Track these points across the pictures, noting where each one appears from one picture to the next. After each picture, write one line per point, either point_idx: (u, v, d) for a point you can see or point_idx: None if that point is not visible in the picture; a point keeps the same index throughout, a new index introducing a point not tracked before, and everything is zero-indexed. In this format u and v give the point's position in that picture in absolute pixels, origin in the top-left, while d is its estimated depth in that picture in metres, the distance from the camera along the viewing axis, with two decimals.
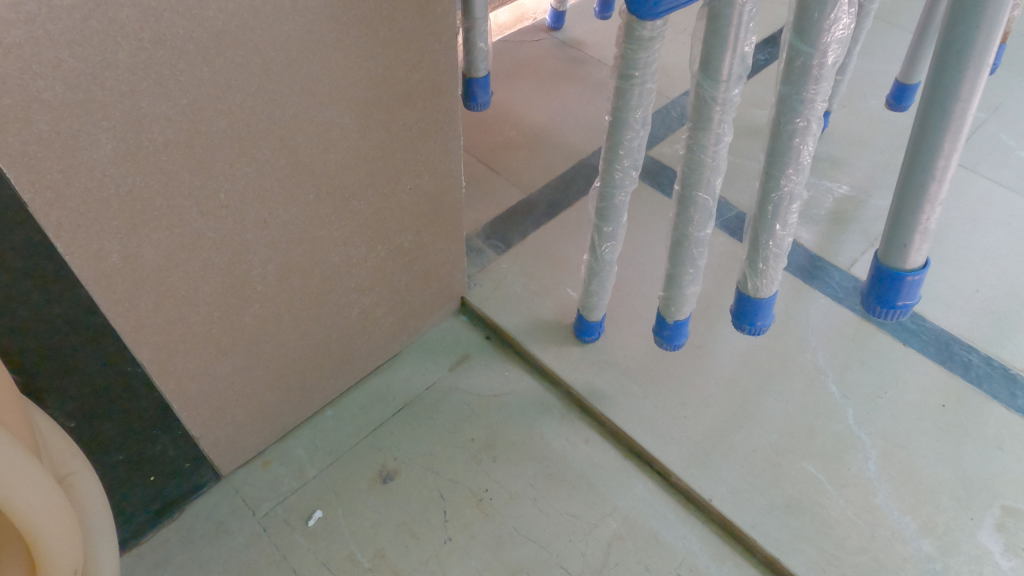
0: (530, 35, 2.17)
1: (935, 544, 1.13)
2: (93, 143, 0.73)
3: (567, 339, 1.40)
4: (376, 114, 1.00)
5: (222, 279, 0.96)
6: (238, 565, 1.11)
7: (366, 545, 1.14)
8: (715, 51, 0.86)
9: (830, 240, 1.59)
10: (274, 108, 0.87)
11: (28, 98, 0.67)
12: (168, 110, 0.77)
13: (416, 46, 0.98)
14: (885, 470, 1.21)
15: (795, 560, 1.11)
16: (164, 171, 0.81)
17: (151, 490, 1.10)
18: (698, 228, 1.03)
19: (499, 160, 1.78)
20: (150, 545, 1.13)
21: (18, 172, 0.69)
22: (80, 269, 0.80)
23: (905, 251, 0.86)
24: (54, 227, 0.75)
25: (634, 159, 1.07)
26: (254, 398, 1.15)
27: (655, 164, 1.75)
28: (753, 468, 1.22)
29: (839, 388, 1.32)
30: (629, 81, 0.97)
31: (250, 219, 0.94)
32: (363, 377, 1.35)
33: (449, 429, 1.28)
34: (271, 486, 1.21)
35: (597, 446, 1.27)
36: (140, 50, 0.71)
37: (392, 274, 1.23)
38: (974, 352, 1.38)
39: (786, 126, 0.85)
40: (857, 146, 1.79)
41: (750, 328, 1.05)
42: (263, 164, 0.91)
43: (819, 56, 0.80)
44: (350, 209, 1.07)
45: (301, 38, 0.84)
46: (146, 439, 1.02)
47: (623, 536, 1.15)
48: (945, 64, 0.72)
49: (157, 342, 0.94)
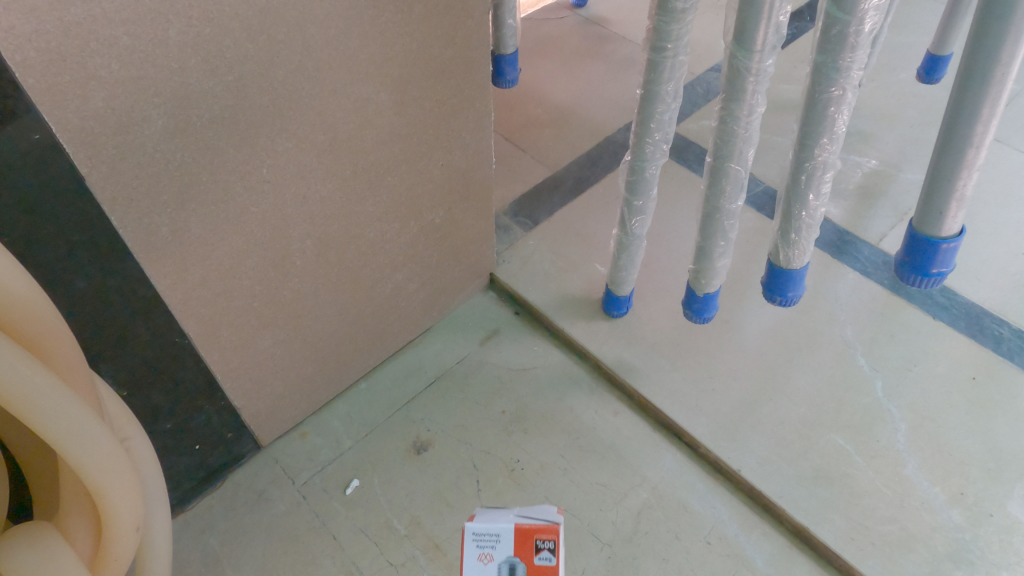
0: (555, 13, 2.16)
1: (965, 515, 1.14)
2: (144, 120, 0.76)
3: (595, 314, 1.41)
4: (410, 91, 1.01)
5: (264, 254, 0.99)
6: (281, 532, 1.16)
7: (402, 513, 1.17)
8: (751, 20, 0.86)
9: (859, 215, 1.58)
10: (313, 85, 0.89)
11: (86, 75, 0.69)
12: (215, 86, 0.79)
13: (450, 22, 0.99)
14: (914, 443, 1.22)
15: (824, 529, 1.12)
16: (210, 147, 0.83)
17: (196, 459, 1.14)
18: (730, 201, 1.04)
19: (525, 138, 1.79)
20: (195, 512, 1.18)
21: (76, 148, 0.72)
22: (133, 243, 0.83)
23: (941, 219, 0.86)
24: (109, 202, 0.78)
25: (665, 132, 1.08)
26: (292, 371, 1.18)
27: (681, 140, 1.75)
28: (781, 441, 1.23)
29: (868, 361, 1.33)
30: (661, 54, 0.98)
31: (289, 194, 0.96)
32: (395, 352, 1.39)
33: (480, 401, 1.31)
34: (309, 456, 1.25)
35: (626, 418, 1.29)
36: (189, 28, 0.73)
37: (423, 250, 1.25)
38: (1005, 326, 1.37)
39: (821, 96, 0.86)
40: (886, 120, 1.77)
41: (781, 299, 1.07)
42: (302, 140, 0.92)
43: (855, 24, 0.79)
44: (384, 185, 1.09)
45: (339, 15, 0.86)
46: (191, 410, 1.06)
47: (653, 505, 1.17)
48: (986, 29, 0.72)
49: (203, 315, 0.97)
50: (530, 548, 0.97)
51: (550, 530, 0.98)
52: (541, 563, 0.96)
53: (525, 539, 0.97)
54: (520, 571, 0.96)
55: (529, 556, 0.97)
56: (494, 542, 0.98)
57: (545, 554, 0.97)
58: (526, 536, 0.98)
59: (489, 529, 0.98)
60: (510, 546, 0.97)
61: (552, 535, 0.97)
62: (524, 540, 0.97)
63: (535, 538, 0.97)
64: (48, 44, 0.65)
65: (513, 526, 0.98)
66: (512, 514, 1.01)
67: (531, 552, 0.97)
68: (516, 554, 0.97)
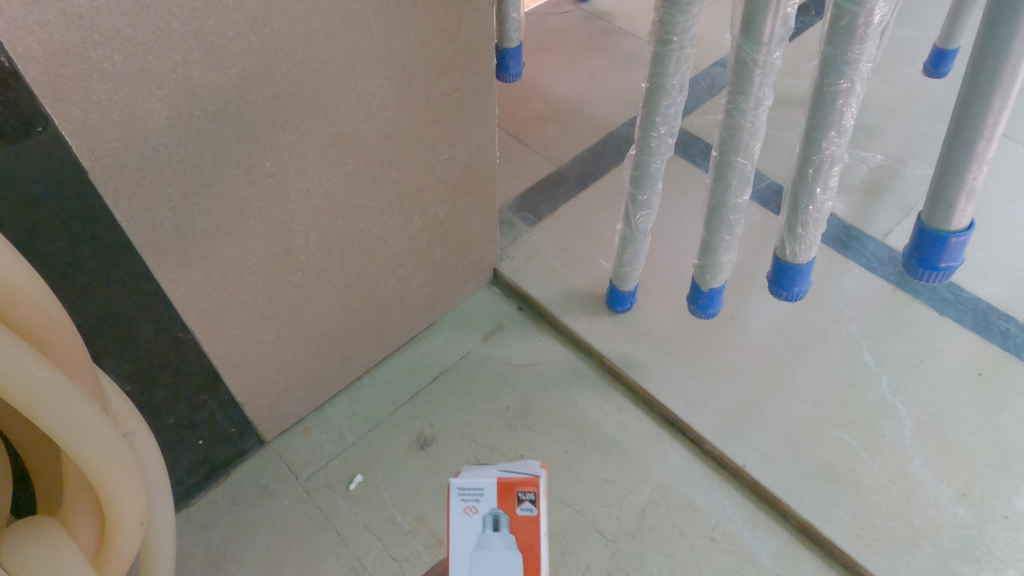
0: (558, 7, 2.15)
1: (971, 511, 1.13)
2: (147, 113, 0.75)
3: (599, 309, 1.41)
4: (414, 84, 1.01)
5: (267, 248, 0.98)
6: (285, 527, 1.15)
7: (406, 509, 1.17)
8: (758, 12, 0.85)
9: (865, 210, 1.57)
10: (317, 78, 0.88)
11: (88, 67, 0.69)
12: (218, 79, 0.79)
13: (455, 14, 0.99)
14: (920, 439, 1.21)
15: (829, 525, 1.12)
16: (213, 140, 0.83)
17: (200, 454, 1.14)
18: (735, 195, 1.03)
19: (529, 133, 1.78)
20: (199, 507, 1.18)
21: (79, 140, 0.72)
22: (137, 236, 0.83)
23: (950, 212, 0.86)
24: (112, 195, 0.78)
25: (670, 126, 1.07)
26: (296, 366, 1.18)
27: (686, 135, 1.74)
28: (786, 436, 1.22)
29: (874, 357, 1.32)
30: (667, 46, 0.97)
31: (293, 188, 0.96)
32: (399, 347, 1.38)
33: (484, 397, 1.30)
34: (312, 451, 1.24)
35: (630, 414, 1.28)
36: (192, 20, 0.73)
37: (427, 245, 1.25)
38: (1011, 322, 1.36)
39: (829, 88, 0.85)
40: (892, 115, 1.76)
41: (787, 294, 1.06)
42: (306, 134, 0.92)
43: (864, 15, 0.78)
44: (388, 179, 1.08)
45: (343, 8, 0.85)
46: (194, 405, 1.06)
47: (657, 501, 1.17)
48: (998, 19, 0.71)
49: (206, 309, 0.97)
50: (511, 500, 0.63)
51: (534, 481, 0.63)
52: (525, 519, 0.62)
53: (506, 491, 0.63)
54: (503, 525, 0.62)
55: (512, 509, 0.62)
56: (476, 494, 0.63)
57: (529, 507, 0.62)
58: (506, 489, 0.63)
59: (468, 480, 0.63)
60: (490, 499, 0.63)
61: (537, 485, 0.63)
62: (503, 494, 0.63)
63: (516, 491, 0.63)
64: (50, 36, 0.65)
65: (493, 479, 0.63)
66: (492, 470, 0.65)
67: (511, 506, 0.62)
68: (497, 505, 0.63)
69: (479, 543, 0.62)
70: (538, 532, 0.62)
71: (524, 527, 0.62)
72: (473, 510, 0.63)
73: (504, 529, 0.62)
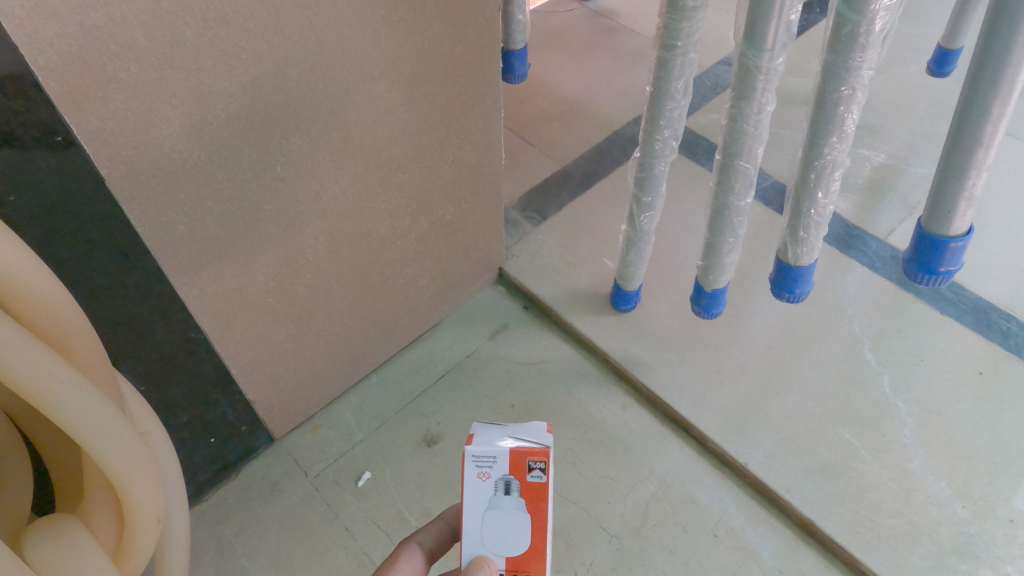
0: (564, 5, 2.16)
1: (970, 509, 1.15)
2: (162, 121, 0.77)
3: (604, 308, 1.43)
4: (421, 88, 1.02)
5: (278, 251, 1.00)
6: (294, 522, 1.18)
7: (413, 505, 1.19)
8: (762, 19, 0.86)
9: (867, 210, 1.58)
10: (327, 84, 0.90)
11: (105, 77, 0.70)
12: (230, 86, 0.80)
13: (462, 19, 1.00)
14: (920, 437, 1.23)
15: (831, 522, 1.14)
16: (225, 146, 0.84)
17: (212, 451, 1.16)
18: (739, 197, 1.04)
19: (534, 132, 1.79)
20: (211, 502, 1.20)
21: (95, 148, 0.73)
22: (151, 241, 0.85)
23: (949, 218, 0.87)
24: (128, 200, 0.79)
25: (674, 129, 1.09)
26: (305, 365, 1.20)
27: (690, 134, 1.75)
28: (788, 435, 1.24)
29: (876, 356, 1.33)
30: (671, 51, 0.98)
31: (302, 191, 0.97)
32: (406, 346, 1.40)
33: (490, 394, 1.32)
34: (321, 449, 1.26)
35: (634, 412, 1.30)
36: (205, 29, 0.74)
37: (434, 245, 1.26)
38: (1013, 321, 1.37)
39: (831, 94, 0.86)
40: (896, 114, 1.76)
41: (790, 296, 1.07)
42: (315, 139, 0.94)
43: (866, 23, 0.80)
44: (395, 181, 1.10)
45: (353, 15, 0.87)
46: (206, 403, 1.08)
47: (661, 498, 1.19)
48: (997, 28, 0.72)
49: (218, 311, 0.99)
50: (521, 467, 0.64)
51: (544, 451, 0.64)
52: (534, 486, 0.63)
53: (517, 459, 0.64)
54: (514, 490, 0.63)
55: (522, 476, 0.64)
56: (489, 461, 0.64)
57: (539, 475, 0.64)
58: (518, 458, 0.64)
59: (482, 448, 0.64)
60: (502, 466, 0.64)
61: (547, 455, 0.64)
62: (514, 462, 0.64)
63: (527, 459, 0.64)
64: (70, 47, 0.66)
65: (505, 447, 0.64)
66: (503, 436, 0.65)
67: (521, 473, 0.63)
68: (509, 471, 0.64)
69: (490, 504, 0.64)
70: (546, 496, 0.64)
71: (533, 492, 0.64)
72: (486, 475, 0.63)
73: (515, 492, 0.63)
